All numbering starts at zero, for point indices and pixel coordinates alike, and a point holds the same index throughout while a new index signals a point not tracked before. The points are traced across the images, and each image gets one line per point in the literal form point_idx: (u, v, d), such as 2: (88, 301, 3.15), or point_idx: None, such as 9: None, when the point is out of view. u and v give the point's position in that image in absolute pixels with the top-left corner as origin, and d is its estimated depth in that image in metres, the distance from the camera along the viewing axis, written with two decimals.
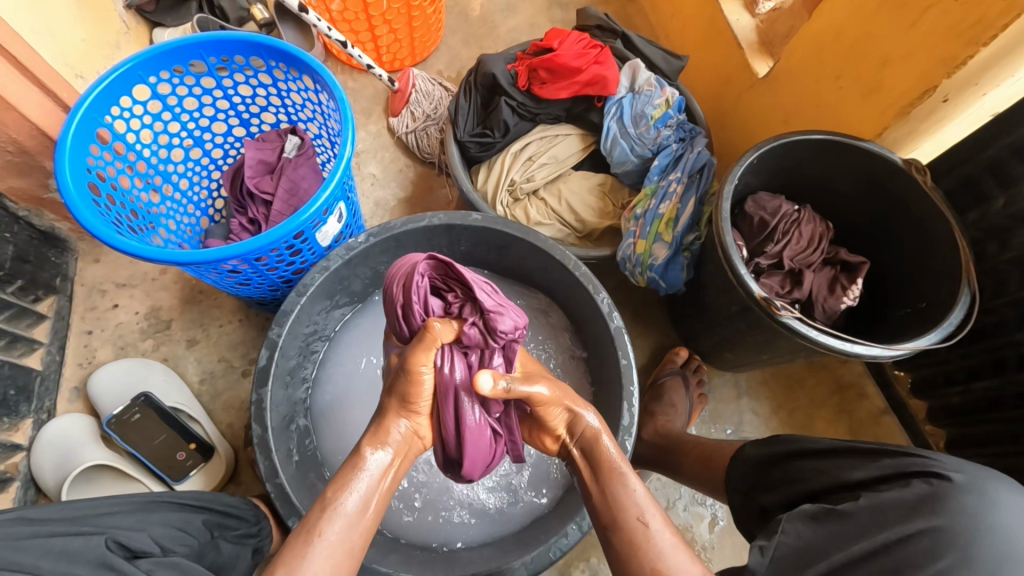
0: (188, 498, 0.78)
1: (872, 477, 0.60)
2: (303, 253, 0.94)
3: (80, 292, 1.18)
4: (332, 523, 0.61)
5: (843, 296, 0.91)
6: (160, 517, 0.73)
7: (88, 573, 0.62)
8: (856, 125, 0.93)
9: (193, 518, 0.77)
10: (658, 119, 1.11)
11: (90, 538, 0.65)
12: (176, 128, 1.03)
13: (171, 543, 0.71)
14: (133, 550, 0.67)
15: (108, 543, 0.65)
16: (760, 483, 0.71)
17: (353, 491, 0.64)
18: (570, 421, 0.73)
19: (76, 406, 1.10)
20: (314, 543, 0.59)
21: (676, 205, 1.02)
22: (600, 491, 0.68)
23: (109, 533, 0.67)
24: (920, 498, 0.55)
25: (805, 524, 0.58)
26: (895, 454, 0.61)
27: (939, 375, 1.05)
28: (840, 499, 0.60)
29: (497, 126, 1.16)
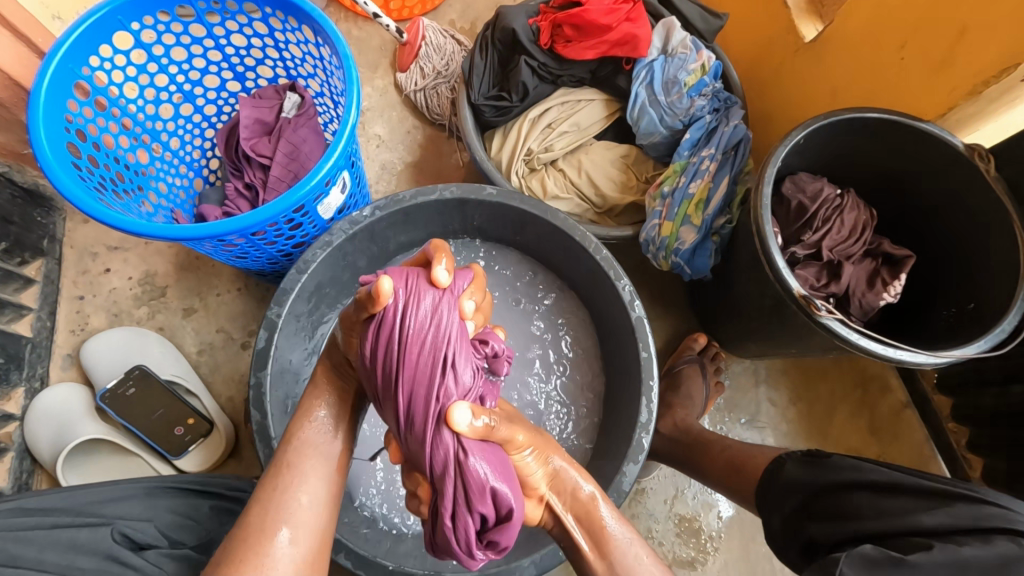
0: (195, 483, 0.74)
1: (944, 525, 0.60)
2: (303, 226, 0.87)
3: (70, 254, 1.12)
4: (304, 459, 0.59)
5: (883, 292, 0.85)
6: (167, 504, 0.70)
7: (91, 567, 0.61)
8: (916, 103, 0.84)
9: (202, 504, 0.73)
10: (692, 87, 1.02)
11: (95, 529, 0.63)
12: (163, 81, 0.94)
13: (179, 534, 0.69)
14: (139, 542, 0.65)
15: (114, 534, 0.63)
16: (807, 510, 0.70)
17: (316, 426, 0.62)
18: (552, 477, 0.62)
19: (70, 374, 1.06)
20: (287, 478, 0.58)
21: (707, 184, 0.94)
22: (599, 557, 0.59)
23: (113, 524, 0.65)
24: (1006, 555, 0.54)
25: (866, 567, 0.58)
26: (968, 499, 0.61)
27: (973, 373, 1.00)
28: (906, 544, 0.60)
29: (515, 88, 1.07)
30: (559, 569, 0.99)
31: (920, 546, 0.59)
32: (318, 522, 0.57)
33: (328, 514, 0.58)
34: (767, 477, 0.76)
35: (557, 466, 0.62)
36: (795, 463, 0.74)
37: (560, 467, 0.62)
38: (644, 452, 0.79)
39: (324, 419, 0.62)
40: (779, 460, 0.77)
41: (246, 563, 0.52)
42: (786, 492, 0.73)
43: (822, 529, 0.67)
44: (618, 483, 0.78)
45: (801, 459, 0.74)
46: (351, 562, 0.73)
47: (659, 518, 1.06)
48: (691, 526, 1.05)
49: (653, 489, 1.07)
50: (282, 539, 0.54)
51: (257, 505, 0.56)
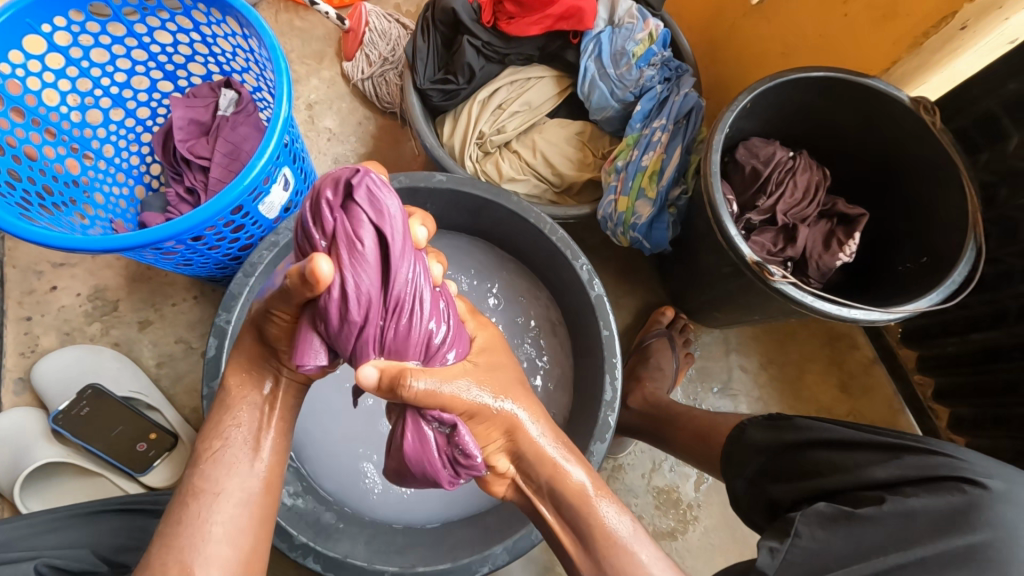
0: (139, 502, 0.73)
1: (893, 477, 0.61)
2: (246, 228, 0.85)
3: (13, 274, 1.08)
4: (216, 484, 0.57)
5: (839, 252, 0.85)
6: (108, 527, 0.70)
7: None
8: (862, 58, 0.84)
9: (148, 522, 0.71)
10: (640, 58, 1.00)
11: (17, 566, 0.61)
12: (87, 84, 0.89)
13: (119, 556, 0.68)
14: (70, 572, 0.63)
15: (39, 567, 0.61)
16: (769, 472, 0.71)
17: (230, 436, 0.60)
18: (523, 444, 0.61)
19: (24, 398, 1.03)
20: (190, 507, 0.56)
21: (660, 155, 0.92)
22: (587, 554, 0.58)
23: (38, 557, 0.63)
24: (953, 506, 0.56)
25: (819, 526, 0.59)
26: (923, 451, 0.61)
27: (933, 326, 1.02)
28: (858, 498, 0.61)
29: (461, 71, 1.04)
30: (540, 551, 0.99)
31: (871, 501, 0.59)
32: (239, 541, 0.56)
33: (255, 531, 0.58)
34: (731, 446, 0.77)
35: (524, 432, 0.61)
36: (758, 429, 0.74)
37: (528, 431, 0.61)
38: (611, 430, 0.79)
39: (242, 423, 0.61)
40: (742, 427, 0.77)
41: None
42: (752, 460, 0.74)
43: (781, 490, 0.68)
44: (587, 463, 0.78)
45: (764, 425, 0.74)
46: (320, 565, 0.72)
47: (638, 492, 1.06)
48: (670, 497, 1.06)
49: (629, 464, 1.07)
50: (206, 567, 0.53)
51: (162, 541, 0.54)
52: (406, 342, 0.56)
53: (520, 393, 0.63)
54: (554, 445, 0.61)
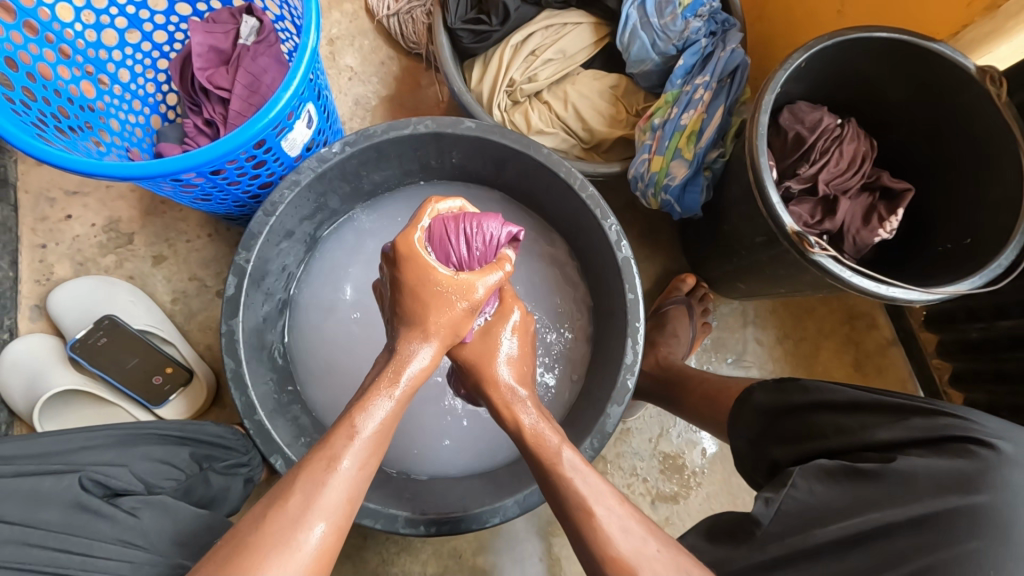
0: (171, 430, 0.74)
1: (900, 439, 0.60)
2: (267, 165, 0.82)
3: (26, 200, 1.06)
4: (353, 452, 0.52)
5: (878, 228, 0.82)
6: (143, 451, 0.70)
7: (58, 517, 0.60)
8: (929, 20, 0.78)
9: (181, 451, 0.73)
10: (687, 7, 0.93)
11: (61, 478, 0.62)
12: (102, 1, 0.85)
13: (157, 479, 0.68)
14: (112, 489, 0.64)
15: (83, 481, 0.63)
16: (771, 434, 0.70)
17: (377, 412, 0.54)
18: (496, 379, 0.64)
19: (39, 325, 1.03)
20: (334, 473, 0.50)
21: (701, 115, 0.88)
22: (549, 484, 0.58)
23: (82, 470, 0.64)
24: (961, 469, 0.55)
25: (818, 482, 0.59)
26: (931, 412, 0.60)
27: (960, 310, 0.99)
28: (860, 459, 0.60)
29: (495, 10, 0.98)
30: (545, 505, 1.01)
31: (875, 461, 0.59)
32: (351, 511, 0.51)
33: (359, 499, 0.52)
34: (736, 408, 0.76)
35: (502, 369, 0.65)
36: (763, 392, 0.73)
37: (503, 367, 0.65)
38: (629, 394, 0.78)
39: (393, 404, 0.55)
40: (749, 390, 0.76)
41: (274, 556, 0.46)
42: (755, 421, 0.73)
43: (786, 453, 0.67)
44: (602, 424, 0.78)
45: (769, 388, 0.73)
46: None
47: (644, 455, 1.07)
48: (675, 462, 1.07)
49: (637, 428, 1.08)
50: (316, 535, 0.48)
51: (293, 496, 0.49)
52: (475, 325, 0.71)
53: (522, 355, 0.68)
54: (521, 383, 0.65)
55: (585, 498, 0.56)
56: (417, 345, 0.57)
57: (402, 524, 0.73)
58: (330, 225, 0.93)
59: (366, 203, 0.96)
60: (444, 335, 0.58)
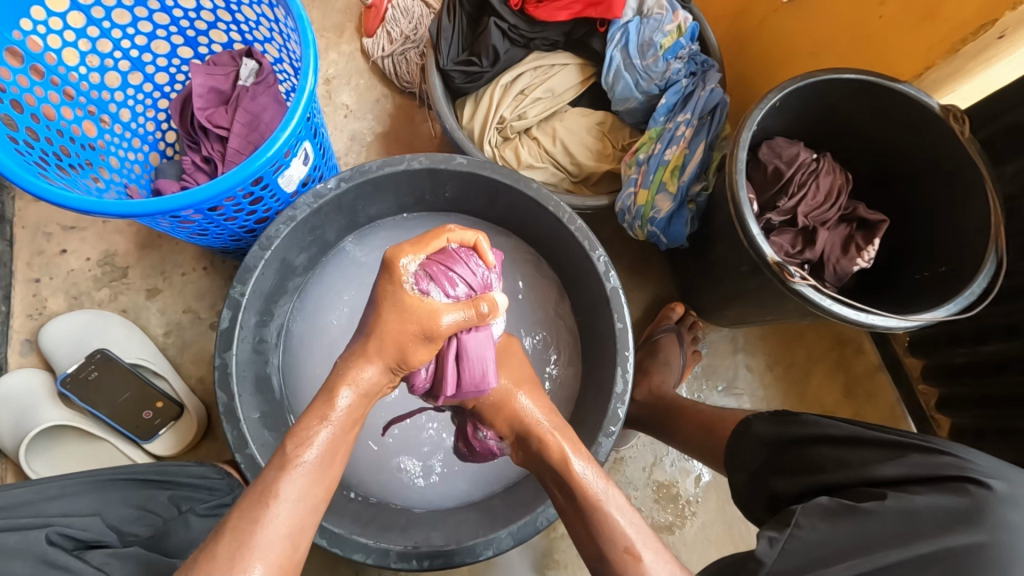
0: (147, 474, 0.73)
1: (899, 475, 0.61)
2: (264, 200, 0.84)
3: (22, 235, 1.07)
4: (291, 483, 0.53)
5: (857, 257, 0.85)
6: (117, 498, 0.70)
7: (26, 570, 0.59)
8: (895, 62, 0.83)
9: (155, 495, 0.72)
10: (668, 49, 0.98)
11: (29, 532, 0.61)
12: (107, 46, 0.88)
13: (131, 526, 0.69)
14: (83, 541, 0.64)
15: (51, 535, 0.61)
16: (770, 466, 0.71)
17: (316, 442, 0.55)
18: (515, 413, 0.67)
19: (29, 360, 1.02)
20: (271, 507, 0.51)
21: (683, 150, 0.91)
22: (583, 523, 0.60)
23: (52, 525, 0.63)
24: (958, 506, 0.55)
25: (820, 519, 0.59)
26: (932, 451, 0.61)
27: (942, 336, 1.02)
28: (860, 495, 0.61)
29: (485, 53, 1.02)
30: (540, 536, 1.00)
31: (872, 497, 0.59)
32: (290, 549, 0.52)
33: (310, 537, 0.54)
34: (735, 440, 0.77)
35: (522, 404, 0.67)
36: (763, 422, 0.75)
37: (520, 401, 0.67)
38: (619, 421, 0.79)
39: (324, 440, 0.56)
40: (747, 420, 0.77)
41: None
42: (755, 454, 0.74)
43: (785, 485, 0.68)
44: (595, 453, 0.78)
45: (770, 419, 0.74)
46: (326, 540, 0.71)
47: (638, 484, 1.07)
48: (669, 491, 1.07)
49: (630, 457, 1.08)
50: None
51: (228, 534, 0.50)
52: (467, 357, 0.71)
53: (529, 382, 0.70)
54: (550, 416, 0.67)
55: (619, 530, 0.57)
56: (361, 365, 0.59)
57: (394, 558, 0.72)
58: (327, 254, 0.94)
59: (355, 235, 0.96)
60: (390, 355, 0.58)
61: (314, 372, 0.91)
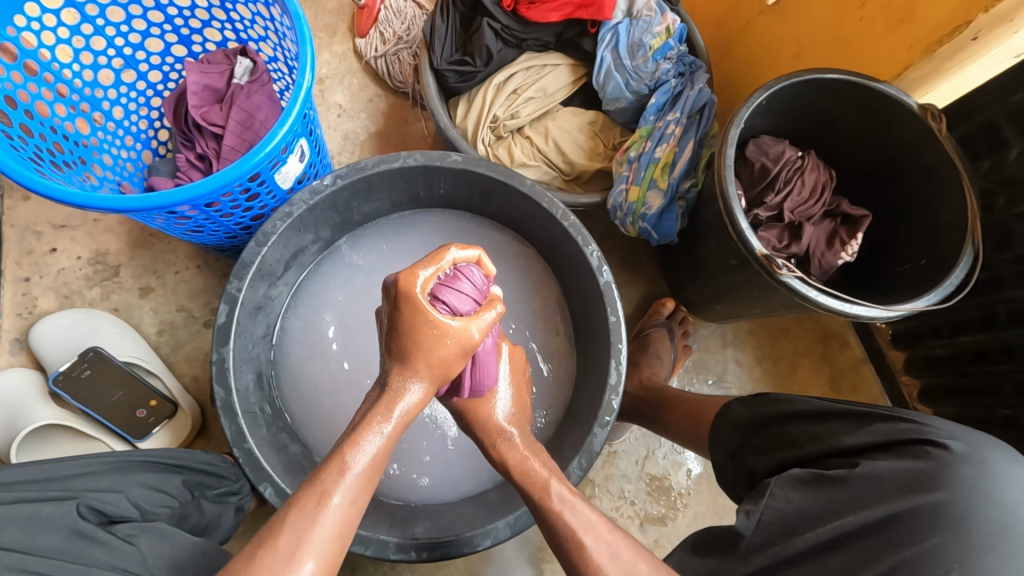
0: (163, 459, 0.72)
1: (864, 444, 0.60)
2: (260, 197, 0.84)
3: (11, 234, 1.06)
4: (345, 487, 0.50)
5: (841, 251, 0.87)
6: (137, 478, 0.68)
7: (56, 543, 0.58)
8: (876, 63, 0.86)
9: (173, 479, 0.71)
10: (657, 51, 1.01)
11: (61, 504, 0.60)
12: (100, 43, 0.88)
13: (150, 505, 0.66)
14: (109, 516, 0.62)
15: (80, 508, 0.61)
16: (747, 446, 0.71)
17: (367, 448, 0.53)
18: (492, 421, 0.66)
19: (19, 360, 1.01)
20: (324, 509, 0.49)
21: (673, 148, 0.93)
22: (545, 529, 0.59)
23: (80, 498, 0.62)
24: (917, 468, 0.55)
25: (793, 490, 0.60)
26: (893, 418, 0.61)
27: (924, 328, 1.05)
28: (828, 465, 0.61)
29: (478, 53, 1.04)
30: (535, 530, 1.01)
31: (841, 467, 0.60)
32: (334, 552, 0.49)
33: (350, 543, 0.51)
34: (716, 423, 0.77)
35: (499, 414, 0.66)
36: (741, 406, 0.74)
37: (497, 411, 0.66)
38: (614, 412, 0.80)
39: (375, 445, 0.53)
40: (726, 405, 0.77)
41: None
42: (734, 434, 0.74)
43: (761, 463, 0.69)
44: (589, 444, 0.79)
45: (747, 402, 0.74)
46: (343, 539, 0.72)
47: (631, 477, 1.09)
48: (661, 484, 1.09)
49: (623, 450, 1.10)
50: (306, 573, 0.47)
51: (275, 529, 0.48)
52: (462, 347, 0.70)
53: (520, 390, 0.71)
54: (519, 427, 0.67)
55: (575, 531, 0.57)
56: (407, 383, 0.56)
57: (393, 550, 0.73)
58: (322, 251, 0.95)
59: (351, 235, 0.98)
60: (436, 374, 0.56)
61: (310, 367, 0.92)
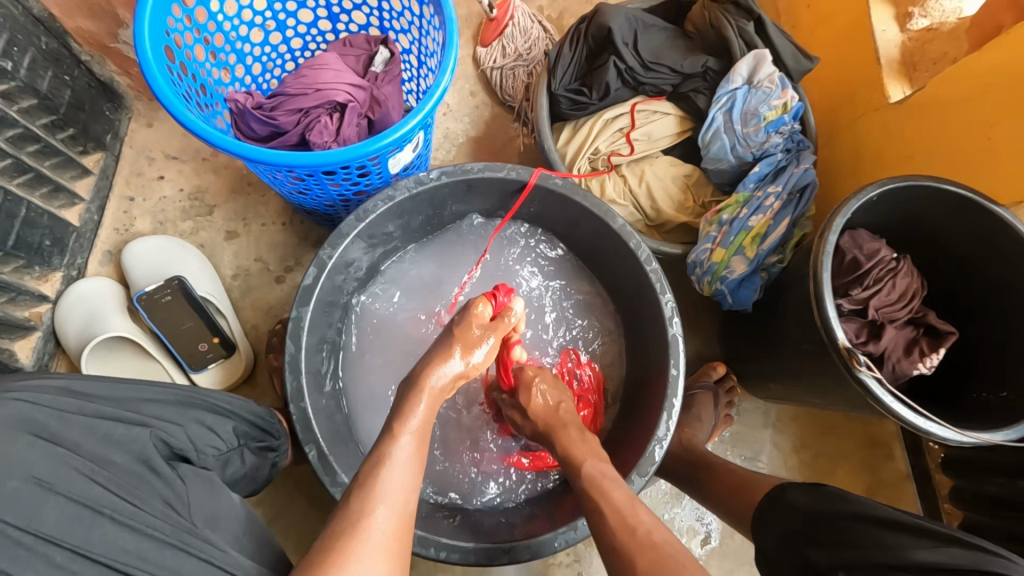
0: (221, 400, 0.70)
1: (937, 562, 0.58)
2: (370, 176, 0.87)
3: (128, 155, 1.13)
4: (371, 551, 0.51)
5: (918, 361, 0.85)
6: (197, 415, 0.66)
7: (121, 463, 0.55)
8: (991, 186, 0.86)
9: (226, 423, 0.69)
10: (770, 123, 1.01)
11: (134, 429, 0.58)
12: (262, 5, 0.93)
13: (202, 445, 0.65)
14: (172, 451, 0.60)
15: (152, 439, 0.59)
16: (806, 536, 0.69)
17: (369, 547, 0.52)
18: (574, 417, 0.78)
19: (107, 271, 1.08)
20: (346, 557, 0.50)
21: (768, 221, 0.94)
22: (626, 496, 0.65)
23: (151, 426, 0.60)
24: None
25: None
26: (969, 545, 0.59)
27: (980, 461, 1.01)
28: None
29: (597, 87, 1.08)
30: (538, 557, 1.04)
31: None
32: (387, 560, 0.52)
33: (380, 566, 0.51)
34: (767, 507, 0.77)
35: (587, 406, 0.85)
36: (799, 493, 0.74)
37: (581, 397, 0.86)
38: (654, 464, 0.80)
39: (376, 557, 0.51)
40: (783, 489, 0.77)
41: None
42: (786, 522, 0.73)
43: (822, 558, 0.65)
44: (625, 490, 0.79)
45: (807, 489, 0.74)
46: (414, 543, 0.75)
47: None
48: None
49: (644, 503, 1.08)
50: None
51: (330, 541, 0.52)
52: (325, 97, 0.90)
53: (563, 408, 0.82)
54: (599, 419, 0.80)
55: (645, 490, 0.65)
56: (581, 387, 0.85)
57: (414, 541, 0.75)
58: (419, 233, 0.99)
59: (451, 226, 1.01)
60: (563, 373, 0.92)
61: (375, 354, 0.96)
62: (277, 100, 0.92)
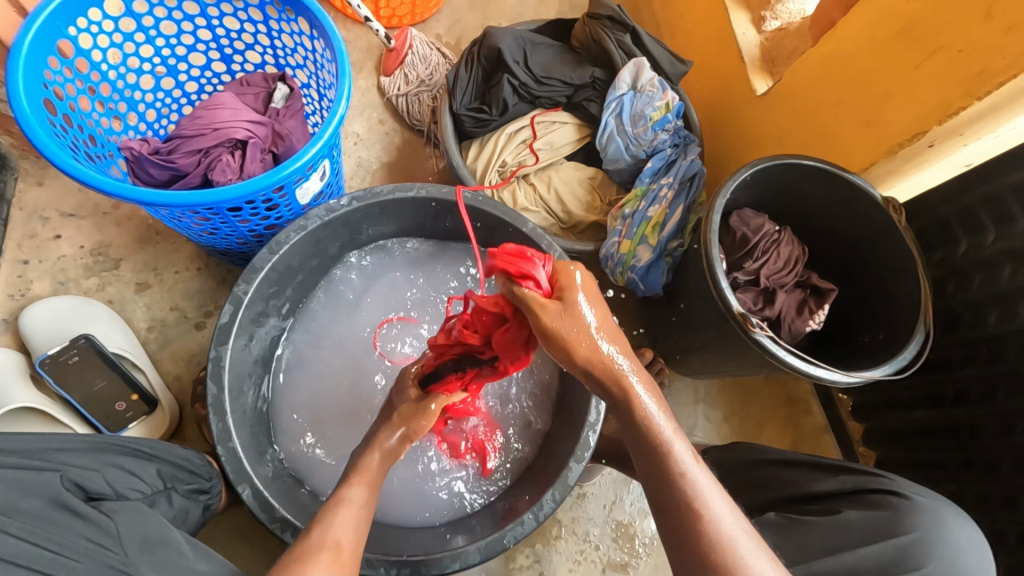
0: (141, 444, 0.69)
1: (831, 489, 0.72)
2: (278, 209, 0.88)
3: (18, 217, 1.08)
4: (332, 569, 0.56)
5: (809, 319, 0.95)
6: (113, 460, 0.64)
7: (34, 509, 0.53)
8: (845, 157, 0.97)
9: (148, 466, 0.68)
10: (657, 122, 1.10)
11: (45, 473, 0.56)
12: (148, 52, 0.93)
13: (123, 488, 0.63)
14: (88, 492, 0.58)
15: (65, 481, 0.57)
16: (727, 487, 0.79)
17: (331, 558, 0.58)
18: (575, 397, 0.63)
19: (3, 341, 1.01)
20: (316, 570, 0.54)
21: (665, 209, 1.02)
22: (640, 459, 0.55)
23: (62, 471, 0.58)
24: (879, 516, 0.67)
25: (773, 530, 0.70)
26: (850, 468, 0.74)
27: (881, 402, 1.12)
28: (804, 510, 0.72)
29: (496, 104, 1.14)
30: (498, 564, 1.05)
31: (817, 512, 0.71)
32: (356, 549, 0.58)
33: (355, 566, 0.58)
34: None
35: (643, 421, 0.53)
36: (716, 450, 0.84)
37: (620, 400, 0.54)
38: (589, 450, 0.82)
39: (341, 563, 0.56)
40: (704, 452, 0.87)
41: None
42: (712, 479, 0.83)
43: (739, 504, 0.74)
44: (564, 478, 0.81)
45: (722, 449, 0.85)
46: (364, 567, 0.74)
47: (598, 522, 1.10)
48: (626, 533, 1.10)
49: (594, 492, 1.11)
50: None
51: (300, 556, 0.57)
52: (223, 136, 0.90)
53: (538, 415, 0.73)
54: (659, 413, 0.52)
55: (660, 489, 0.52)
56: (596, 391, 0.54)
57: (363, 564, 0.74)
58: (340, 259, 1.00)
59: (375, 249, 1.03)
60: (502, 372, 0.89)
61: (302, 394, 0.95)
62: (174, 144, 0.91)
